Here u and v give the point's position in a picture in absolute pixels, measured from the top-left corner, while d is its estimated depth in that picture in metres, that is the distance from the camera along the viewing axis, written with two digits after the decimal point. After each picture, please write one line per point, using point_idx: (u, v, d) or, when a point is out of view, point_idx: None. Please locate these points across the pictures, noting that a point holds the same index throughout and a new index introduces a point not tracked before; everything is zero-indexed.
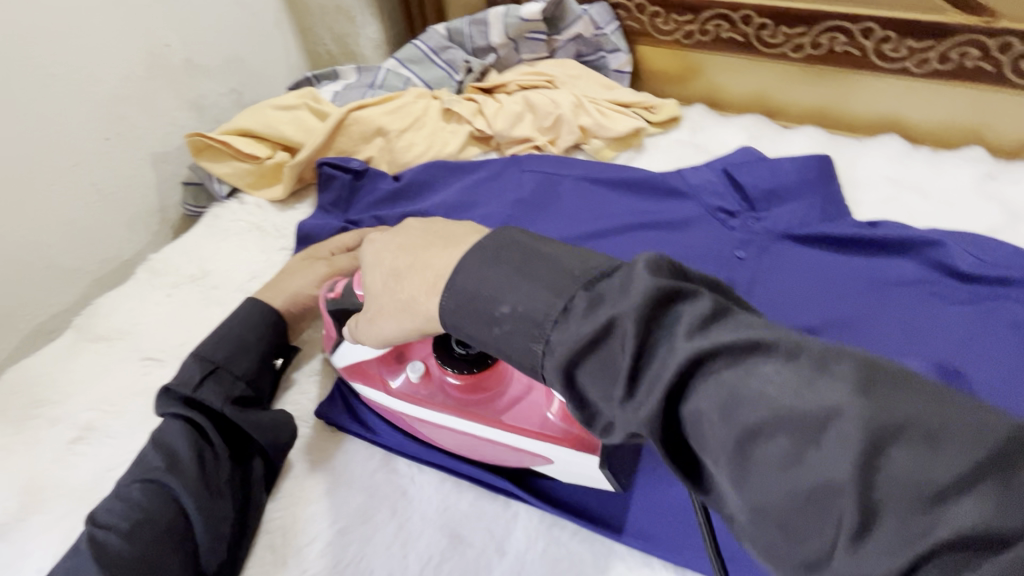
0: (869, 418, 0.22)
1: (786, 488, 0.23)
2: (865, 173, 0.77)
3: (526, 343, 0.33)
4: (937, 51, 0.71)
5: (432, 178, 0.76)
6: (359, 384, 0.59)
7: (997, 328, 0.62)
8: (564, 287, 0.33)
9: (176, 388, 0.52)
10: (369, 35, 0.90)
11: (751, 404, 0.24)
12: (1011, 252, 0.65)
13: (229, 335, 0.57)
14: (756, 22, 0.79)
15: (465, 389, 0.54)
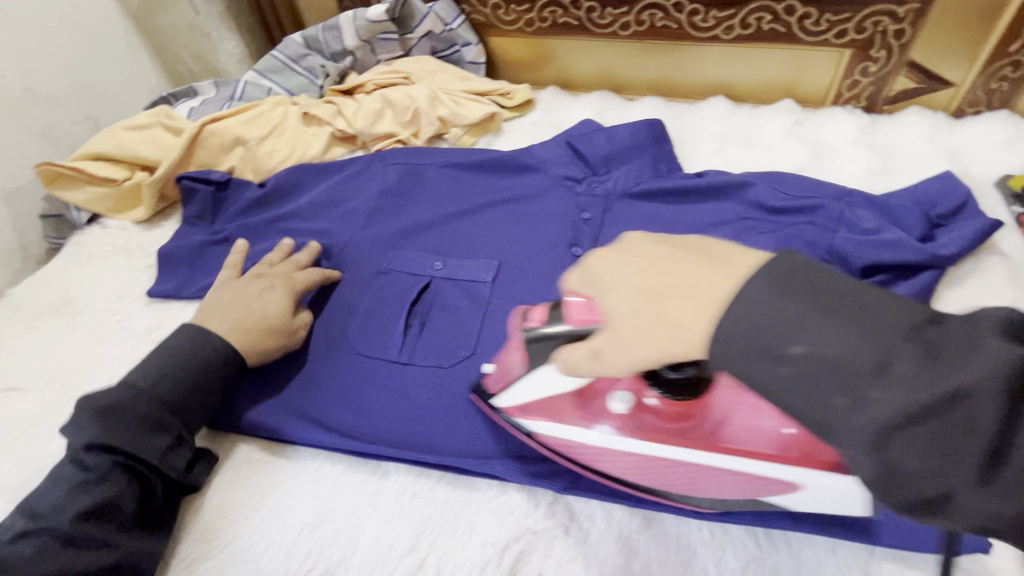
0: (999, 386, 0.25)
1: (922, 455, 0.26)
2: (695, 132, 0.84)
3: (654, 345, 0.33)
4: (738, 18, 0.82)
5: (297, 183, 0.77)
6: (486, 404, 0.51)
7: (795, 249, 0.65)
8: (695, 287, 0.33)
9: (125, 429, 0.49)
10: (231, 49, 1.00)
11: (880, 386, 0.27)
12: (810, 184, 0.69)
13: (181, 370, 0.54)
14: (585, 6, 0.86)
15: (573, 396, 0.47)
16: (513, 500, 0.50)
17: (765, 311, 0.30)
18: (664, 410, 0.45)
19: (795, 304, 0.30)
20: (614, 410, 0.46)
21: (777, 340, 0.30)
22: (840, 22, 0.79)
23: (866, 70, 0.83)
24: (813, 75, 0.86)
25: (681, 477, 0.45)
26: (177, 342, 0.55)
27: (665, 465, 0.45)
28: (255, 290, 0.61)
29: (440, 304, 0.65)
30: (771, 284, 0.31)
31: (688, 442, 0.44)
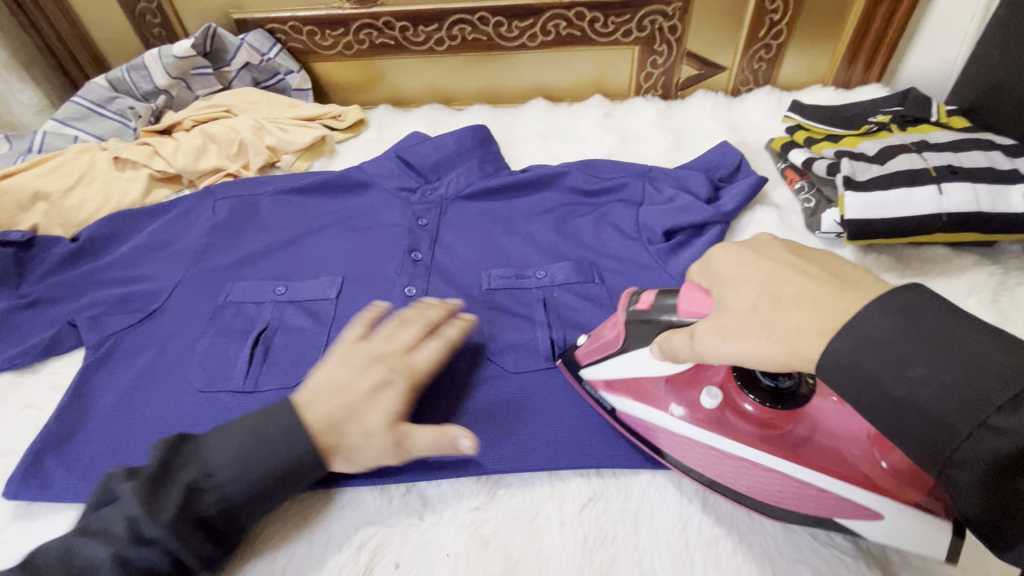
0: None
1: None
2: (521, 132, 0.91)
3: (864, 378, 0.33)
4: (538, 27, 0.89)
5: (116, 231, 0.73)
6: (627, 401, 0.52)
7: (609, 225, 0.73)
8: (886, 315, 0.33)
9: (163, 519, 0.41)
10: (25, 100, 0.93)
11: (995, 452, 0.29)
12: (617, 166, 0.78)
13: (276, 455, 0.45)
14: (397, 26, 0.90)
15: (761, 423, 0.47)
16: (366, 500, 0.51)
17: (880, 345, 0.32)
18: (755, 416, 0.47)
19: (899, 344, 0.32)
20: (701, 404, 0.49)
21: (890, 377, 0.32)
22: (624, 22, 0.89)
23: (655, 63, 0.94)
24: (615, 71, 0.96)
25: (757, 486, 0.46)
26: (282, 421, 0.46)
27: (729, 456, 0.47)
28: (369, 384, 0.49)
29: (284, 328, 0.64)
30: (896, 317, 0.32)
31: (791, 455, 0.45)
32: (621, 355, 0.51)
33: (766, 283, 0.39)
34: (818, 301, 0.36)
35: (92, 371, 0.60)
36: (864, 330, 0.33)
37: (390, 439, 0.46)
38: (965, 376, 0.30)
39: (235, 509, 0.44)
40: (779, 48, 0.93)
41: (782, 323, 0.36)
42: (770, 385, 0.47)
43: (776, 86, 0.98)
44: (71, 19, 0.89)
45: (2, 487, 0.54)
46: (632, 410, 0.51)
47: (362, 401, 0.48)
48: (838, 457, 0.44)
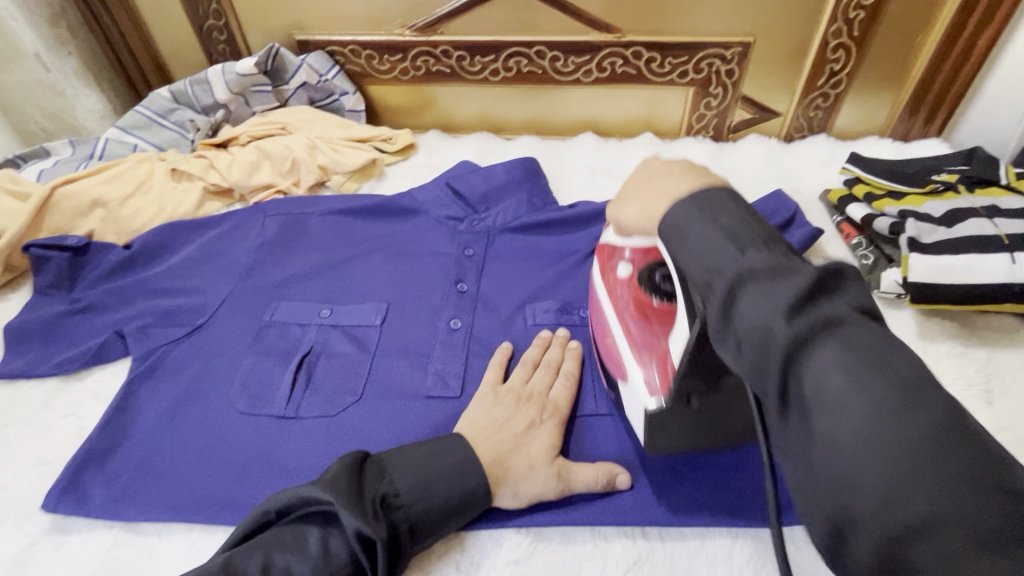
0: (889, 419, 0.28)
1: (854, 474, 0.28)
2: (569, 166, 0.91)
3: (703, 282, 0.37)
4: (594, 63, 0.90)
5: (168, 241, 0.74)
6: (595, 263, 0.61)
7: None
8: (735, 236, 0.37)
9: (375, 533, 0.42)
10: (89, 106, 0.95)
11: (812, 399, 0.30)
12: None
13: (455, 483, 0.47)
14: (454, 55, 0.90)
15: (638, 307, 0.54)
16: None
17: (702, 252, 0.38)
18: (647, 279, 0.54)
19: (833, 379, 0.29)
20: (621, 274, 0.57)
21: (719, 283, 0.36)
22: (681, 64, 0.89)
23: (709, 104, 0.93)
24: (666, 111, 0.95)
25: (603, 349, 0.56)
26: (453, 453, 0.49)
27: (603, 327, 0.57)
28: (523, 421, 0.53)
29: (327, 353, 0.64)
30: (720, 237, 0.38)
31: (625, 325, 0.54)
32: (609, 224, 0.60)
33: (650, 178, 0.48)
34: (672, 186, 0.44)
35: (137, 383, 0.60)
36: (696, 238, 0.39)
37: (553, 469, 0.50)
38: (897, 421, 0.27)
39: (418, 533, 0.46)
40: (837, 97, 0.91)
41: (647, 193, 0.47)
42: (668, 292, 0.54)
43: (831, 134, 0.96)
44: (141, 31, 0.92)
45: (42, 497, 0.53)
46: (596, 276, 0.60)
47: (522, 435, 0.52)
48: (654, 350, 0.50)
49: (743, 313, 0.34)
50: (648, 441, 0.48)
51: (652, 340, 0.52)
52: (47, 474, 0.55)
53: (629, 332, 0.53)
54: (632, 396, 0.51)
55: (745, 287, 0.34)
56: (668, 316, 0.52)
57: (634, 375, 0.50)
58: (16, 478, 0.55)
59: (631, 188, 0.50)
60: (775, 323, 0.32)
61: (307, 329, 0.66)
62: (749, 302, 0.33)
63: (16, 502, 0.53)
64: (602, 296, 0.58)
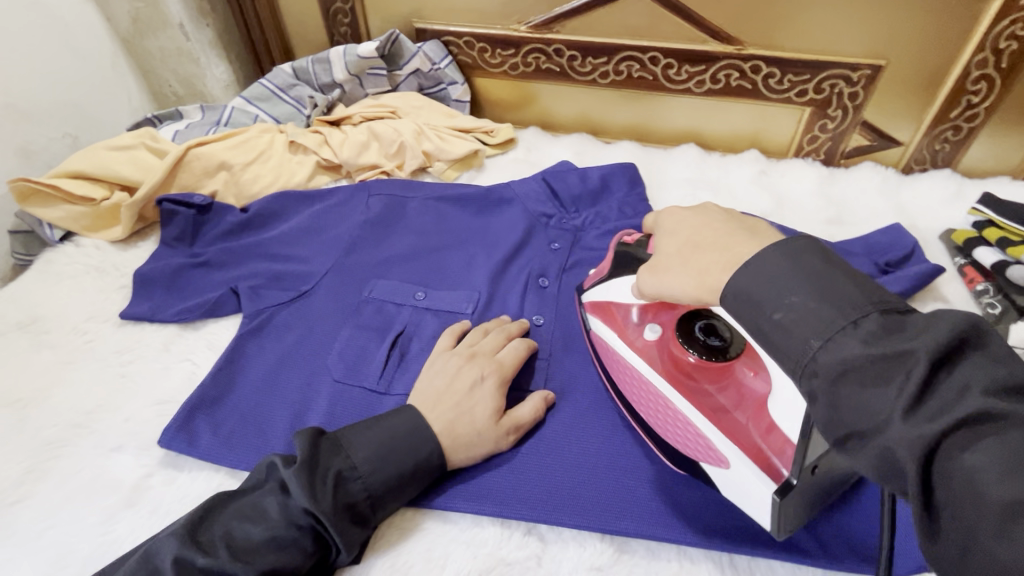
0: (999, 464, 0.28)
1: (1007, 507, 0.27)
2: (669, 176, 0.89)
3: (803, 340, 0.35)
4: (708, 74, 0.87)
5: (281, 209, 0.78)
6: (597, 322, 0.59)
7: None
8: (843, 301, 0.35)
9: (316, 498, 0.45)
10: (218, 75, 1.01)
11: (959, 459, 0.29)
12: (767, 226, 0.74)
13: (407, 452, 0.50)
14: (567, 54, 0.91)
15: (686, 368, 0.53)
16: (486, 532, 0.52)
17: (769, 281, 0.37)
18: (698, 366, 0.53)
19: (945, 418, 0.30)
20: (647, 339, 0.56)
21: (770, 303, 0.37)
22: (802, 82, 0.85)
23: (825, 127, 0.89)
24: (776, 129, 0.92)
25: (653, 409, 0.53)
26: (405, 423, 0.51)
27: (667, 402, 0.51)
28: (465, 384, 0.55)
29: (419, 335, 0.65)
30: (785, 260, 0.37)
31: (683, 386, 0.52)
32: (606, 282, 0.59)
33: (695, 240, 0.44)
34: (730, 246, 0.42)
35: (246, 339, 0.64)
36: (759, 268, 0.38)
37: (497, 428, 0.53)
38: (987, 446, 0.28)
39: (377, 501, 0.49)
40: (970, 132, 0.85)
41: (699, 263, 0.43)
42: (701, 339, 0.53)
43: (956, 170, 0.89)
44: (273, 10, 0.98)
45: (157, 434, 0.57)
46: (602, 332, 0.58)
47: (465, 398, 0.54)
48: (740, 429, 0.48)
49: (843, 407, 0.33)
50: (776, 528, 0.43)
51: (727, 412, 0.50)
52: (161, 413, 0.59)
53: (697, 402, 0.51)
54: (739, 480, 0.46)
55: (875, 356, 0.32)
56: (714, 367, 0.52)
57: (743, 465, 0.45)
58: (136, 413, 0.59)
59: (676, 257, 0.45)
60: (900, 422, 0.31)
61: (403, 309, 0.68)
62: (848, 389, 0.33)
63: (135, 435, 0.57)
64: (630, 358, 0.55)
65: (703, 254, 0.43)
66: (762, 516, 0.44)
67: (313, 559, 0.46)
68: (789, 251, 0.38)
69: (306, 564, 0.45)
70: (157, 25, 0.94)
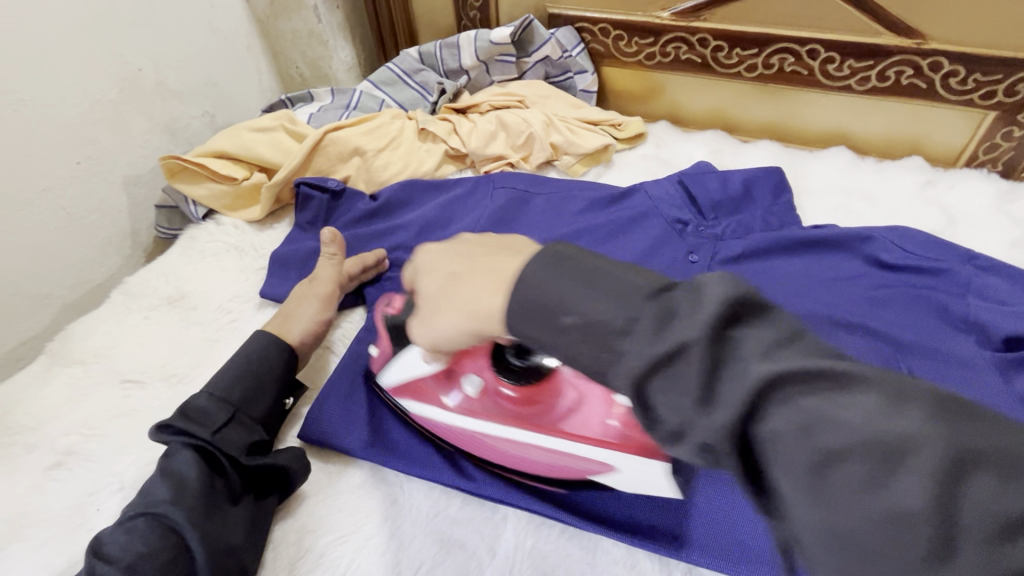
0: (818, 443, 0.24)
1: (858, 512, 0.23)
2: (817, 182, 0.81)
3: (595, 352, 0.31)
4: (875, 70, 0.78)
5: (409, 197, 0.77)
6: (410, 403, 0.55)
7: (924, 314, 0.62)
8: (631, 297, 0.31)
9: (179, 424, 0.49)
10: (343, 58, 1.02)
11: (825, 432, 0.24)
12: (938, 246, 0.67)
13: (243, 365, 0.55)
14: (712, 44, 0.84)
15: (521, 401, 0.53)
16: (644, 566, 0.47)
17: (536, 303, 0.34)
18: (515, 396, 0.53)
19: (796, 427, 0.25)
20: (468, 394, 0.53)
21: (550, 303, 0.33)
22: (989, 83, 0.75)
23: (1010, 135, 0.78)
24: (946, 135, 0.82)
25: (515, 457, 0.51)
26: (234, 353, 0.56)
27: (511, 442, 0.51)
28: (290, 309, 0.63)
29: None
30: (538, 262, 0.35)
31: (528, 422, 0.51)
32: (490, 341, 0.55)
33: (457, 273, 0.42)
34: (486, 273, 0.39)
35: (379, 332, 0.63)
36: (520, 286, 0.35)
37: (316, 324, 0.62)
38: (880, 489, 0.23)
39: (243, 402, 0.53)
40: None
41: (464, 293, 0.40)
42: (518, 364, 0.53)
43: None
44: None
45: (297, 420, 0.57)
46: (416, 409, 0.54)
47: (289, 318, 0.62)
48: (589, 424, 0.50)
49: (657, 407, 0.29)
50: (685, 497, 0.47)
51: (549, 416, 0.52)
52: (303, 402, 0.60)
53: (540, 428, 0.50)
54: (638, 475, 0.47)
55: (816, 416, 0.25)
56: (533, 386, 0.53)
57: (628, 463, 0.47)
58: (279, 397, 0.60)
59: (436, 293, 0.43)
60: (639, 368, 0.29)
61: None
62: (671, 392, 0.28)
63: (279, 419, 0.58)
64: (468, 422, 0.52)
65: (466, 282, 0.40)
66: (666, 488, 0.47)
67: (208, 469, 0.48)
68: (554, 259, 0.35)
69: (215, 475, 0.48)
70: (292, 7, 0.95)
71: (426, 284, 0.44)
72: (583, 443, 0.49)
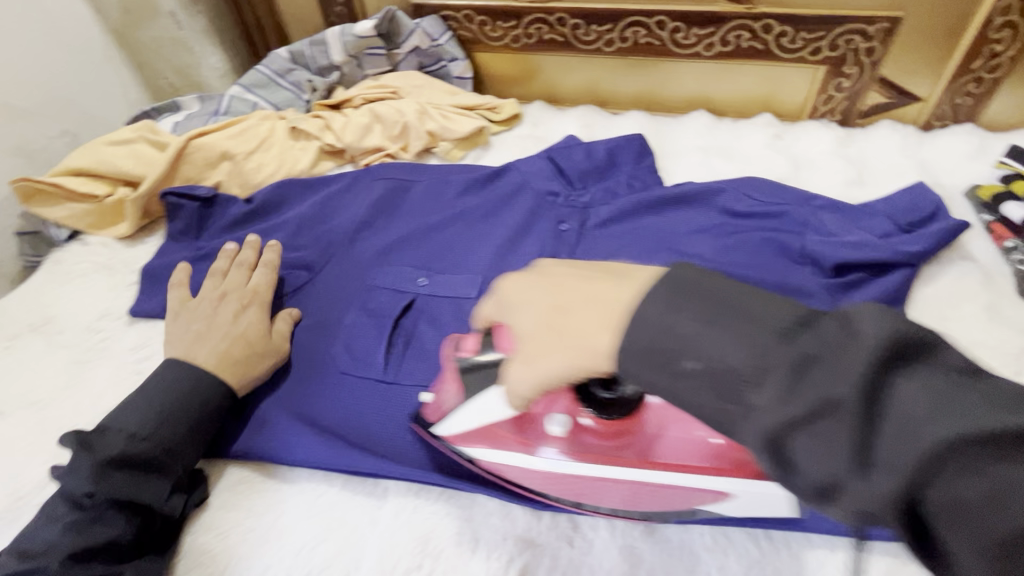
0: (811, 391, 0.28)
1: (815, 432, 0.28)
2: (679, 145, 0.87)
3: (562, 349, 0.38)
4: (717, 36, 0.84)
5: (284, 198, 0.77)
6: (481, 449, 0.51)
7: (768, 255, 0.69)
8: (754, 333, 0.32)
9: (83, 473, 0.47)
10: (213, 63, 0.99)
11: (770, 363, 0.30)
12: (779, 191, 0.73)
13: (153, 403, 0.53)
14: (570, 23, 0.88)
15: (607, 433, 0.50)
16: (514, 514, 0.52)
17: (645, 349, 0.34)
18: (601, 429, 0.50)
19: (733, 350, 0.32)
20: (552, 432, 0.50)
21: (677, 351, 0.33)
22: (814, 40, 0.82)
23: (840, 86, 0.86)
24: (789, 92, 0.89)
25: (653, 498, 0.49)
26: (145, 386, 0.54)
27: (602, 482, 0.49)
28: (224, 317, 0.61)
29: (428, 318, 0.65)
30: (661, 303, 0.35)
31: (621, 459, 0.49)
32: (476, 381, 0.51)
33: (559, 302, 0.40)
34: (590, 296, 0.39)
35: None
36: (637, 334, 0.35)
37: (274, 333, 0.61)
38: (795, 393, 0.29)
39: (151, 438, 0.51)
40: (991, 84, 0.82)
41: (569, 342, 0.38)
42: (605, 397, 0.49)
43: (978, 125, 0.86)
44: None
45: None
46: (490, 457, 0.51)
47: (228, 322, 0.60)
48: (689, 446, 0.49)
49: (644, 379, 0.35)
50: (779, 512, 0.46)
51: (521, 423, 0.51)
52: None
53: (630, 462, 0.49)
54: (754, 500, 0.46)
55: (705, 355, 0.32)
56: (613, 422, 0.49)
57: (743, 487, 0.46)
58: None
59: (543, 327, 0.40)
60: (638, 345, 0.35)
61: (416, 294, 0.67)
62: (668, 371, 0.34)
63: None
64: (566, 468, 0.49)
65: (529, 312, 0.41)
66: (778, 510, 0.47)
67: (118, 521, 0.48)
68: (544, 273, 0.44)
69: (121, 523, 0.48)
70: (148, 14, 0.92)
71: (517, 321, 0.42)
72: (689, 474, 0.47)
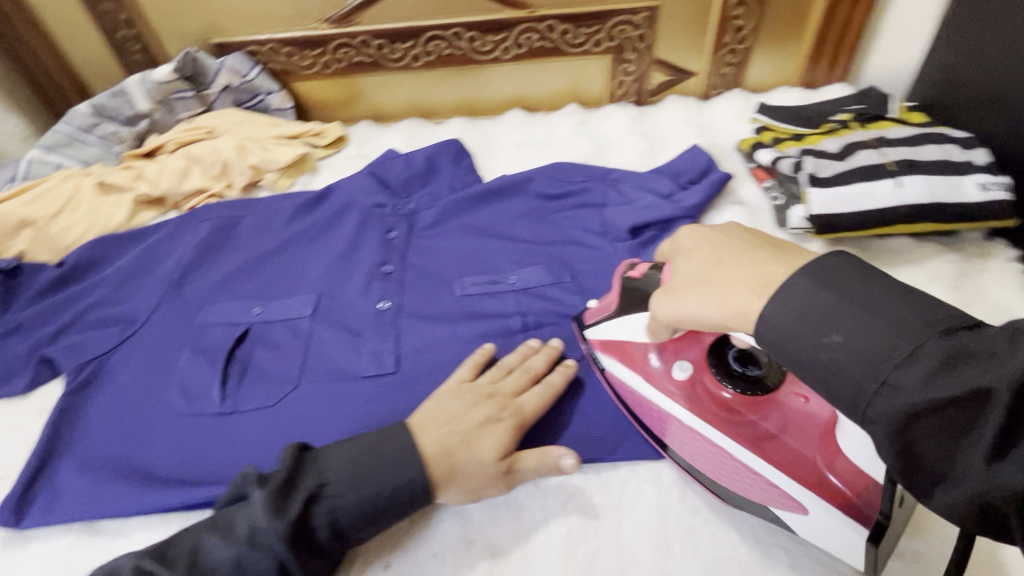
0: (916, 369, 0.29)
1: (949, 412, 0.29)
2: (497, 143, 0.93)
3: (796, 342, 0.34)
4: (511, 40, 0.92)
5: (100, 256, 0.74)
6: (613, 361, 0.57)
7: (578, 229, 0.76)
8: (848, 315, 0.33)
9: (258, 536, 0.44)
10: (10, 129, 0.94)
11: (878, 349, 0.31)
12: (581, 170, 0.81)
13: (393, 470, 0.48)
14: (374, 43, 0.92)
15: (739, 403, 0.51)
16: None
17: (802, 312, 0.34)
18: (721, 398, 0.51)
19: (849, 333, 0.32)
20: (677, 377, 0.53)
21: (824, 325, 0.33)
22: (593, 33, 0.92)
23: (627, 70, 0.97)
24: (588, 81, 0.99)
25: (719, 465, 0.50)
26: (389, 439, 0.50)
27: (703, 437, 0.50)
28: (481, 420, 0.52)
29: (264, 343, 0.66)
30: (817, 283, 0.34)
31: (732, 432, 0.49)
32: (618, 316, 0.57)
33: (716, 258, 0.42)
34: (757, 264, 0.38)
35: (74, 398, 0.62)
36: (789, 296, 0.35)
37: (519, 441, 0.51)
38: (937, 380, 0.29)
39: (340, 502, 0.47)
40: (745, 53, 0.96)
41: (721, 281, 0.39)
42: (740, 370, 0.51)
43: (745, 88, 1.00)
44: (54, 49, 0.92)
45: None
46: (620, 371, 0.56)
47: (468, 435, 0.51)
48: (794, 455, 0.47)
49: (819, 365, 0.33)
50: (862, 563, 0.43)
51: (719, 407, 0.51)
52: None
53: (742, 439, 0.49)
54: (830, 532, 0.45)
55: (852, 332, 0.32)
56: (753, 398, 0.50)
57: (822, 509, 0.44)
58: None
59: (692, 275, 0.42)
60: (823, 332, 0.33)
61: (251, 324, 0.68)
62: (813, 350, 0.33)
63: None
64: (666, 407, 0.53)
65: (723, 271, 0.40)
66: (856, 560, 0.44)
67: None
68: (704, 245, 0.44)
69: None
70: None
71: (681, 262, 0.45)
72: (791, 479, 0.46)
